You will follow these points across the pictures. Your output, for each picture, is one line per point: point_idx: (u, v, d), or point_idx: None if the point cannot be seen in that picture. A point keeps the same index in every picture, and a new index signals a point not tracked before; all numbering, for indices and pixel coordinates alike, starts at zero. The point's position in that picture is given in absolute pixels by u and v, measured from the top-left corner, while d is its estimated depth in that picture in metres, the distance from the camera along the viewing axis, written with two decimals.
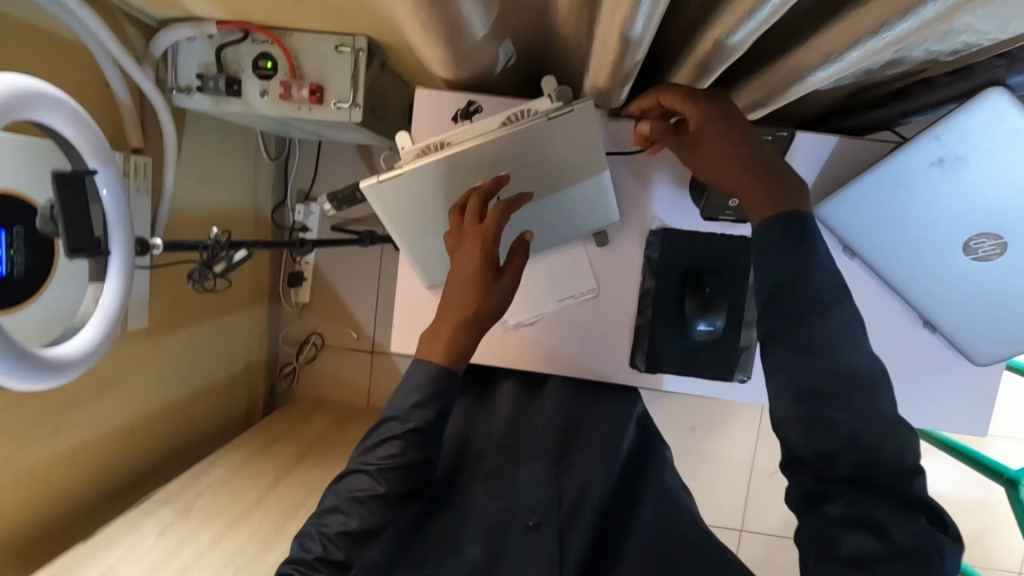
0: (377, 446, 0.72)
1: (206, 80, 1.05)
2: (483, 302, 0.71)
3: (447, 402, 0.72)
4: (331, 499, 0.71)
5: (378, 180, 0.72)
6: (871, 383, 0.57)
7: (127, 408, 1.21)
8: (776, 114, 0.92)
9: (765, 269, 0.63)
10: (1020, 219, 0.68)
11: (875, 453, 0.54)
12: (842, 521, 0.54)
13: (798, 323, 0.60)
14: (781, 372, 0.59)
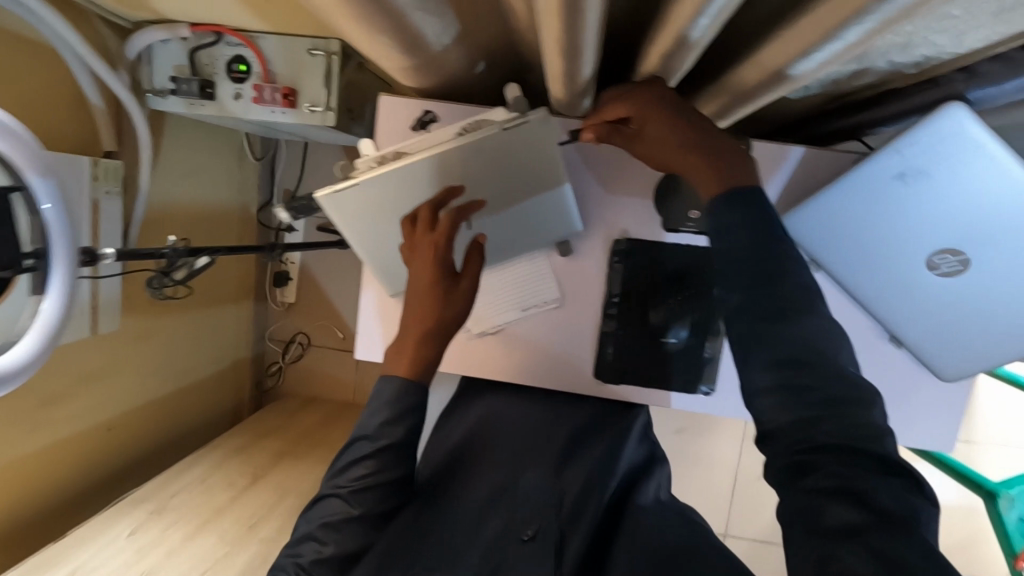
0: (347, 469, 0.74)
1: (179, 83, 1.05)
2: (441, 309, 0.70)
3: (416, 420, 0.75)
4: (305, 525, 0.74)
5: (334, 190, 0.71)
6: (840, 344, 0.53)
7: (110, 402, 1.16)
8: (753, 120, 0.90)
9: (721, 237, 0.59)
10: (982, 238, 0.66)
11: (850, 415, 0.50)
12: (828, 490, 0.48)
13: (768, 282, 0.55)
14: (748, 337, 0.55)
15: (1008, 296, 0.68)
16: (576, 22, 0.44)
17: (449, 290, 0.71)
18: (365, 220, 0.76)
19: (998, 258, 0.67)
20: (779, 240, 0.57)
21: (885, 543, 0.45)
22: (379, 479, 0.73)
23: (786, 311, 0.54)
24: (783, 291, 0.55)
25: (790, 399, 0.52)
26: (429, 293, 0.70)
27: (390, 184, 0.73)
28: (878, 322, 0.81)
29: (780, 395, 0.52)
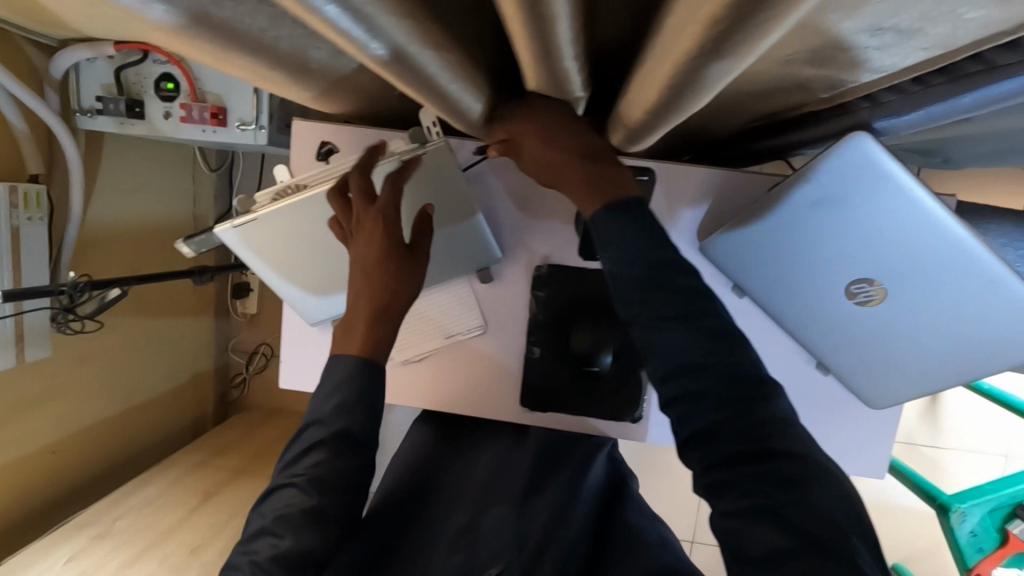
0: (301, 456, 0.63)
1: (107, 102, 1.02)
2: (395, 283, 0.66)
3: (372, 397, 0.65)
4: (258, 520, 0.63)
5: (232, 225, 0.70)
6: (735, 341, 0.53)
7: (48, 429, 1.16)
8: (687, 134, 0.87)
9: (620, 261, 0.55)
10: (897, 271, 0.62)
11: (777, 443, 0.49)
12: (740, 510, 0.49)
13: (686, 303, 0.53)
14: (664, 365, 0.53)
15: (929, 322, 0.65)
16: (423, 73, 0.41)
17: (403, 263, 0.66)
18: (271, 252, 0.74)
19: (914, 290, 0.63)
20: (665, 249, 0.55)
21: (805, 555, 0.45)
22: (340, 465, 0.63)
23: (682, 318, 0.53)
24: (675, 298, 0.53)
25: (692, 412, 0.52)
26: (379, 271, 0.65)
27: (291, 217, 0.71)
28: (805, 348, 0.80)
29: (683, 410, 0.52)
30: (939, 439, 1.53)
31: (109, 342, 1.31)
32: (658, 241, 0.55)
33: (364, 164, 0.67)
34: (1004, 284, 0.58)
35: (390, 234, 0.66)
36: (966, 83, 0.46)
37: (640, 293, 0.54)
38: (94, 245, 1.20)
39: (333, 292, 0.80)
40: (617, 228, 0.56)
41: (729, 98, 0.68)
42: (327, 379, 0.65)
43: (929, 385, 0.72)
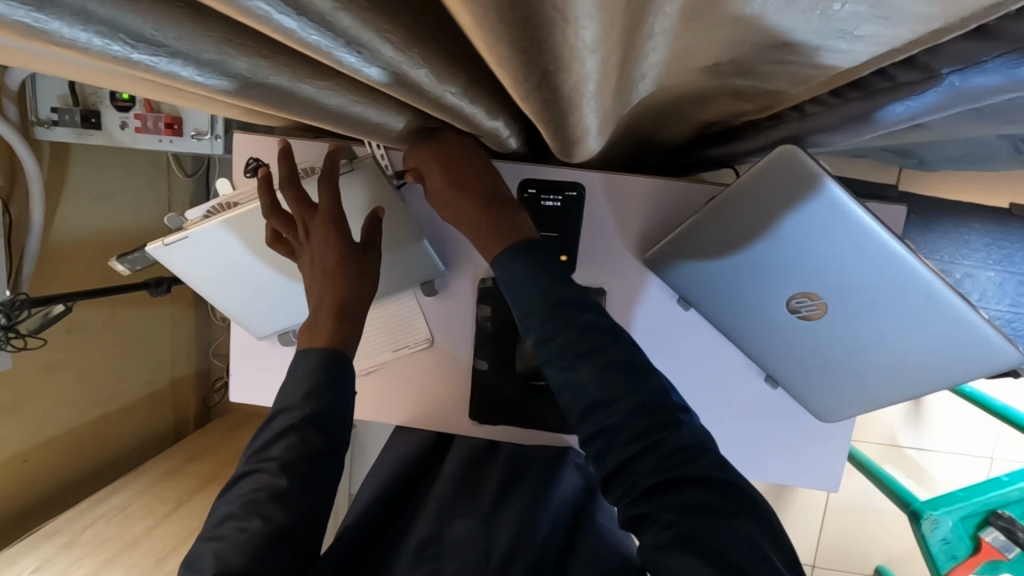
0: (270, 443, 0.61)
1: (62, 113, 1.02)
2: (358, 278, 0.70)
3: (337, 392, 0.65)
4: (224, 509, 0.58)
5: (163, 244, 0.70)
6: (645, 374, 0.53)
7: (24, 437, 1.17)
8: (639, 139, 0.85)
9: (521, 297, 0.57)
10: (837, 285, 0.60)
11: (688, 468, 0.49)
12: (664, 542, 0.46)
13: (597, 333, 0.54)
14: (580, 395, 0.53)
15: (871, 338, 0.64)
16: (316, 105, 0.40)
17: (361, 261, 0.70)
18: (208, 271, 0.74)
19: (853, 305, 0.61)
20: (567, 286, 0.57)
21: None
22: (310, 450, 0.61)
23: (591, 355, 0.53)
24: (582, 335, 0.54)
25: (608, 449, 0.52)
26: (342, 271, 0.69)
27: (223, 234, 0.71)
28: (752, 360, 0.80)
29: (600, 447, 0.52)
30: (923, 441, 1.50)
31: (80, 351, 1.31)
32: (552, 280, 0.57)
33: (291, 175, 0.69)
34: (941, 297, 0.56)
35: (342, 233, 0.69)
36: (877, 99, 0.45)
37: (547, 330, 0.55)
38: (61, 256, 1.18)
39: (278, 309, 0.80)
40: (516, 269, 0.58)
41: (668, 101, 0.66)
42: (294, 372, 0.65)
43: (883, 398, 0.70)
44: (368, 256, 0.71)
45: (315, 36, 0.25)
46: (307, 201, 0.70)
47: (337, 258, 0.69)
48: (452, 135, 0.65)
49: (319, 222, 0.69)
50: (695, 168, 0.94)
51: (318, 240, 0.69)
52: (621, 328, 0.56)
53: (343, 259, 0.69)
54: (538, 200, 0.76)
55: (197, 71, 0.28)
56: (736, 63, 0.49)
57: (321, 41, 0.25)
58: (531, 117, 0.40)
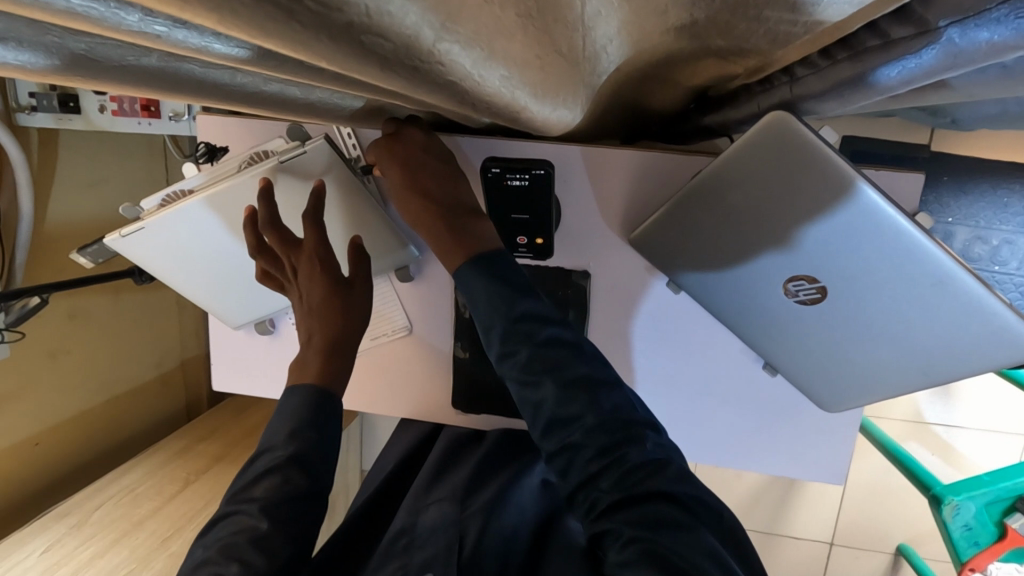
0: (252, 484, 0.58)
1: (40, 99, 1.00)
2: (346, 314, 0.69)
3: (324, 430, 0.62)
4: (200, 554, 0.55)
5: (120, 235, 0.67)
6: (604, 388, 0.56)
7: (29, 423, 1.23)
8: (629, 104, 0.78)
9: (484, 307, 0.59)
10: (837, 270, 0.55)
11: (644, 483, 0.52)
12: (628, 560, 0.48)
13: (561, 346, 0.57)
14: (546, 397, 0.56)
15: (876, 328, 0.58)
16: (205, 83, 0.36)
17: (348, 295, 0.70)
18: (173, 260, 0.72)
19: (856, 292, 0.56)
20: (525, 300, 0.58)
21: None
22: (295, 491, 0.58)
23: (551, 371, 0.56)
24: (543, 352, 0.57)
25: (572, 464, 0.55)
26: (330, 308, 0.69)
27: (183, 224, 0.68)
28: (749, 347, 0.74)
29: (564, 463, 0.55)
30: (951, 416, 1.42)
31: (82, 338, 1.33)
32: (510, 295, 0.59)
33: (272, 217, 0.66)
34: (955, 282, 0.50)
35: (328, 271, 0.69)
36: (865, 60, 0.39)
37: (508, 348, 0.58)
38: (58, 244, 1.19)
39: (251, 297, 0.77)
40: (477, 280, 0.60)
41: (651, 65, 0.60)
42: (283, 410, 0.63)
43: (886, 390, 0.65)
44: (352, 289, 0.70)
45: (88, 5, 0.20)
46: (292, 237, 0.68)
47: (322, 296, 0.69)
48: (414, 122, 0.66)
49: (304, 259, 0.68)
50: (699, 134, 0.86)
51: (305, 277, 0.69)
52: (583, 342, 0.59)
53: (329, 294, 0.69)
54: (503, 179, 0.68)
55: (12, 53, 0.25)
56: (710, 21, 0.43)
57: (95, 9, 0.21)
58: (457, 93, 0.36)
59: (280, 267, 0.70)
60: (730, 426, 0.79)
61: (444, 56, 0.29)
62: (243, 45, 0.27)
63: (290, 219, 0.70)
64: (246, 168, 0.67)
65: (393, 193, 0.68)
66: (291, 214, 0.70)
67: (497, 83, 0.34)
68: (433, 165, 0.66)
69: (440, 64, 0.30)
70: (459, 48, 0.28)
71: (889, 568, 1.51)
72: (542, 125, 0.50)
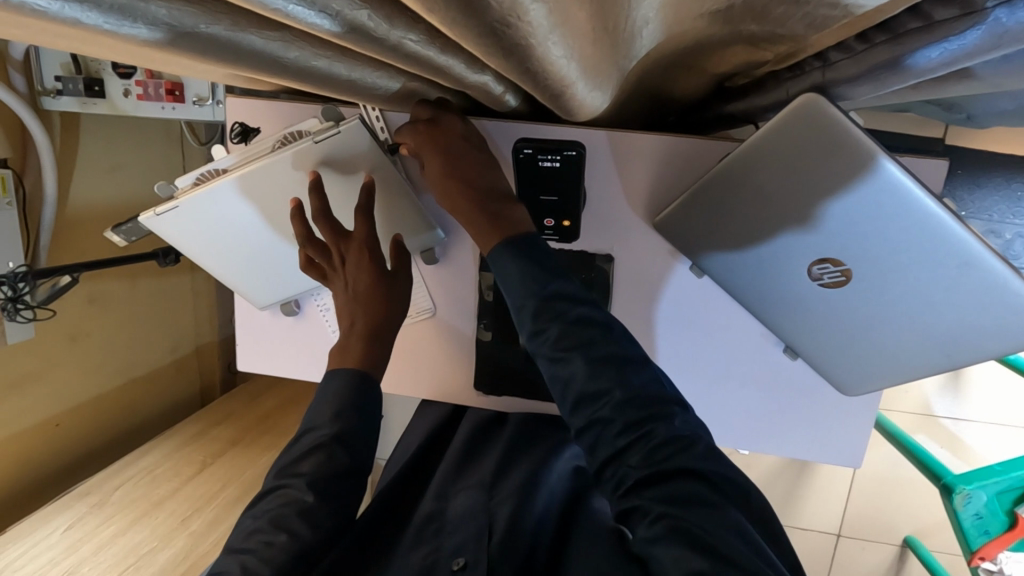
0: (298, 460, 0.62)
1: (65, 82, 1.01)
2: (389, 303, 0.71)
3: (361, 413, 0.65)
4: (250, 523, 0.60)
5: (155, 213, 0.68)
6: (632, 366, 0.57)
7: (50, 404, 1.25)
8: (651, 93, 0.80)
9: (515, 291, 0.61)
10: (863, 250, 0.55)
11: (671, 460, 0.53)
12: (656, 536, 0.50)
13: (590, 326, 0.58)
14: (577, 376, 0.57)
15: (899, 310, 0.59)
16: (265, 55, 0.37)
17: (393, 284, 0.71)
18: (204, 241, 0.73)
19: (882, 273, 0.56)
20: (556, 280, 0.60)
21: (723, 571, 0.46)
22: (338, 467, 0.62)
23: (582, 347, 0.58)
24: (574, 329, 0.58)
25: (600, 441, 0.56)
26: (375, 297, 0.70)
27: (216, 203, 0.69)
28: (771, 331, 0.75)
29: (592, 438, 0.57)
30: (960, 411, 1.43)
31: (102, 322, 1.35)
32: (543, 275, 0.60)
33: (322, 208, 0.67)
34: (980, 263, 0.51)
35: (375, 259, 0.70)
36: (904, 43, 0.40)
37: (539, 325, 0.59)
38: (78, 227, 1.20)
39: (278, 278, 0.79)
40: (512, 263, 0.62)
41: (679, 51, 0.61)
42: (324, 392, 0.66)
43: (907, 374, 0.66)
44: (395, 279, 0.72)
45: None
46: (340, 228, 0.70)
47: (367, 286, 0.70)
48: (445, 109, 0.67)
49: (354, 249, 0.70)
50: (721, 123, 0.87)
51: (353, 267, 0.70)
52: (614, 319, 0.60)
53: (374, 284, 0.70)
54: (534, 160, 0.68)
55: (103, 17, 0.27)
56: (747, 5, 0.44)
57: None
58: (508, 63, 0.37)
59: (325, 256, 0.71)
60: (750, 409, 0.80)
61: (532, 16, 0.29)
62: (326, 13, 0.29)
63: (340, 212, 0.73)
64: (279, 147, 0.68)
65: (432, 180, 0.69)
66: (342, 207, 0.73)
67: (567, 52, 0.35)
68: (470, 152, 0.67)
69: (523, 23, 0.30)
70: (545, 11, 0.28)
71: (896, 560, 1.52)
72: (560, 104, 0.49)
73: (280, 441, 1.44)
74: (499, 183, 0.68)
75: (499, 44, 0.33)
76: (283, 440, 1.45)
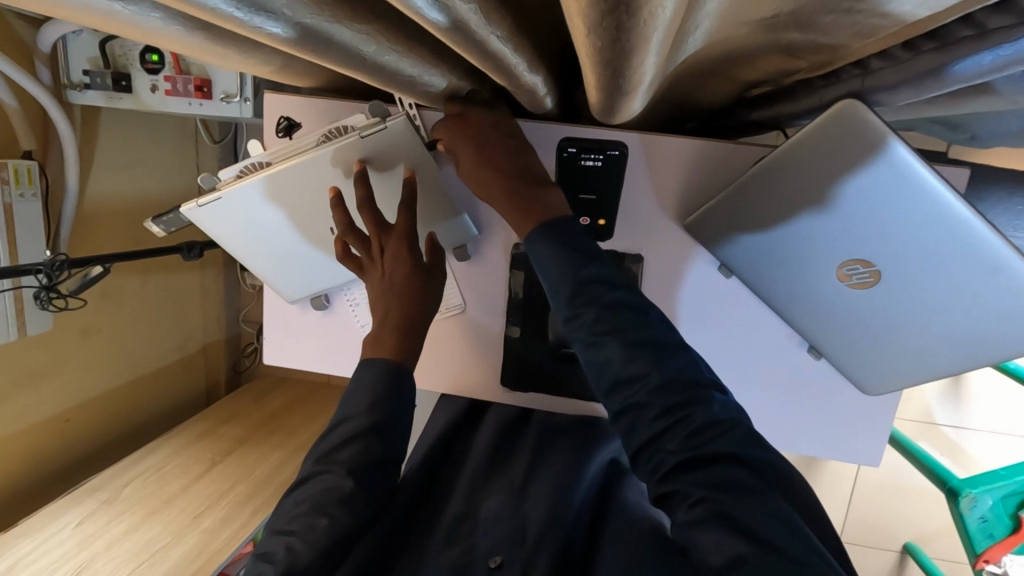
0: (336, 448, 0.63)
1: (93, 76, 1.02)
2: (425, 296, 0.72)
3: (396, 402, 0.66)
4: (291, 508, 0.60)
5: (198, 204, 0.69)
6: (666, 351, 0.59)
7: (62, 399, 1.25)
8: (675, 100, 0.82)
9: (555, 271, 0.63)
10: (894, 253, 0.57)
11: (709, 442, 0.54)
12: (696, 519, 0.51)
13: (622, 314, 0.60)
14: (612, 364, 0.59)
15: (926, 311, 0.61)
16: (354, 49, 0.39)
17: (428, 277, 0.72)
18: (241, 231, 0.74)
19: (912, 275, 0.58)
20: (590, 266, 0.62)
21: (770, 559, 0.46)
22: (374, 456, 0.63)
23: (617, 333, 0.59)
24: (610, 314, 0.60)
25: (637, 424, 0.58)
26: (411, 288, 0.71)
27: (260, 196, 0.70)
28: (795, 330, 0.77)
29: (629, 422, 0.58)
30: (960, 419, 1.46)
31: (113, 318, 1.35)
32: (580, 260, 0.62)
33: (367, 198, 0.69)
34: (1010, 269, 0.52)
35: (414, 251, 0.72)
36: (953, 51, 0.42)
37: (576, 310, 0.61)
38: (96, 220, 1.21)
39: (312, 271, 0.79)
40: (550, 257, 0.63)
41: (714, 59, 0.63)
42: (358, 383, 0.67)
43: (930, 373, 0.68)
44: (430, 272, 0.73)
45: None
46: (382, 220, 0.72)
47: (404, 276, 0.71)
48: (488, 107, 0.70)
49: (394, 240, 0.72)
50: (743, 128, 0.89)
51: (391, 256, 0.71)
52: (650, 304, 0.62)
53: (412, 276, 0.71)
54: (578, 158, 0.73)
55: None
56: (795, 16, 0.46)
57: None
58: (585, 61, 0.39)
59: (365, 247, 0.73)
60: (772, 408, 0.82)
61: (652, 26, 0.31)
62: (445, 14, 0.31)
63: (385, 207, 0.75)
64: (323, 142, 0.68)
65: (467, 175, 0.70)
66: (384, 199, 0.74)
67: (655, 56, 0.36)
68: (509, 147, 0.69)
69: (629, 29, 0.32)
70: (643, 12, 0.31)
71: (895, 566, 1.55)
72: (610, 114, 0.55)
73: (289, 439, 1.44)
74: (538, 179, 0.69)
75: (585, 43, 0.35)
76: (293, 438, 1.45)
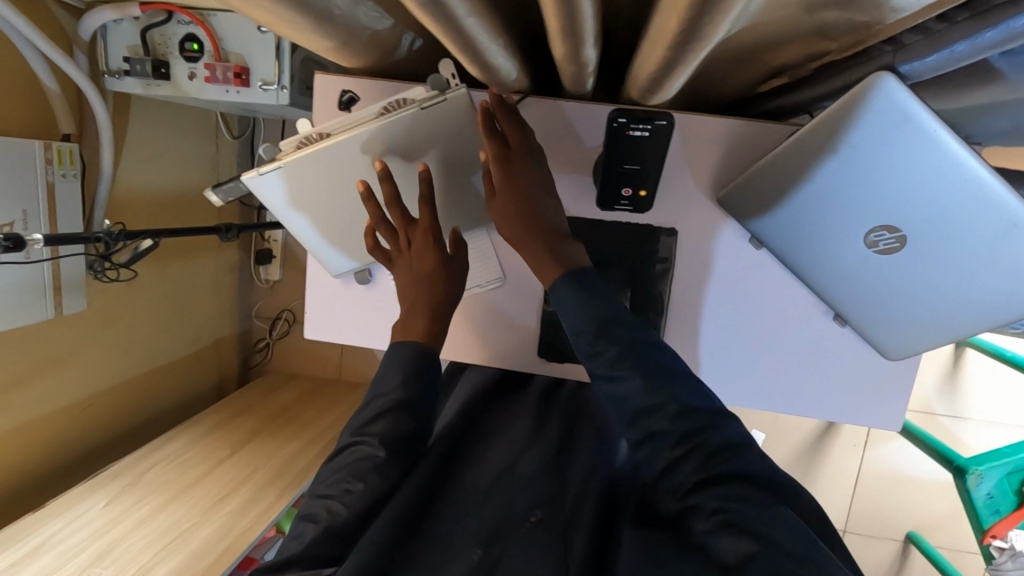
0: (369, 422, 0.67)
1: (133, 63, 1.05)
2: (449, 281, 0.78)
3: (423, 379, 0.72)
4: (329, 474, 0.65)
5: (259, 173, 0.72)
6: (680, 380, 0.64)
7: (83, 386, 1.25)
8: (699, 90, 0.87)
9: (578, 310, 0.69)
10: (920, 215, 0.61)
11: (723, 462, 0.59)
12: (712, 528, 0.54)
13: (643, 351, 0.66)
14: (634, 388, 0.64)
15: (951, 268, 0.64)
16: (451, 9, 0.43)
17: (451, 266, 0.78)
18: (295, 202, 0.76)
19: (937, 235, 0.62)
20: (609, 308, 0.69)
21: (779, 558, 0.49)
22: (405, 430, 0.67)
23: (637, 367, 0.65)
24: (631, 350, 0.66)
25: (655, 452, 0.62)
26: (434, 277, 0.77)
27: (317, 167, 0.73)
28: (822, 298, 0.81)
29: (648, 449, 0.63)
30: (958, 409, 1.52)
31: (133, 308, 1.36)
32: (600, 304, 0.69)
33: (394, 196, 0.75)
34: None
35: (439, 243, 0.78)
36: (986, 20, 0.47)
37: (597, 348, 0.67)
38: (123, 207, 1.22)
39: (358, 245, 0.83)
40: (571, 292, 0.70)
41: (742, 50, 0.68)
42: (387, 363, 0.72)
43: (953, 332, 0.71)
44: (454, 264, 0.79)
45: None
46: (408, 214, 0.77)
47: (431, 269, 0.77)
48: (524, 136, 0.74)
49: (420, 233, 0.77)
50: (763, 116, 0.94)
51: (417, 249, 0.77)
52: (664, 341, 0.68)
53: (437, 266, 0.77)
54: (626, 130, 0.74)
55: None
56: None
57: None
58: (663, 20, 0.43)
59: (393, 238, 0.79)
60: (797, 378, 0.87)
61: None
62: None
63: (409, 201, 0.80)
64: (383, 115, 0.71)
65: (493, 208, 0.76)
66: (410, 196, 0.80)
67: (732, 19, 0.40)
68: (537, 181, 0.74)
69: None
70: None
71: (898, 554, 1.59)
72: (654, 91, 0.61)
73: (306, 429, 1.45)
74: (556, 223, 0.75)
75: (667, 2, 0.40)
76: (309, 428, 1.46)
